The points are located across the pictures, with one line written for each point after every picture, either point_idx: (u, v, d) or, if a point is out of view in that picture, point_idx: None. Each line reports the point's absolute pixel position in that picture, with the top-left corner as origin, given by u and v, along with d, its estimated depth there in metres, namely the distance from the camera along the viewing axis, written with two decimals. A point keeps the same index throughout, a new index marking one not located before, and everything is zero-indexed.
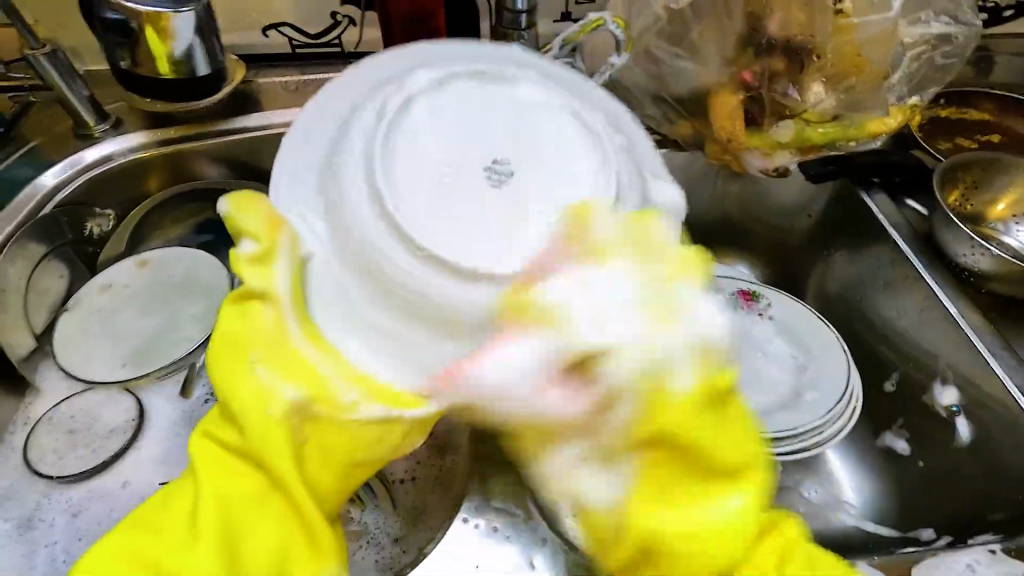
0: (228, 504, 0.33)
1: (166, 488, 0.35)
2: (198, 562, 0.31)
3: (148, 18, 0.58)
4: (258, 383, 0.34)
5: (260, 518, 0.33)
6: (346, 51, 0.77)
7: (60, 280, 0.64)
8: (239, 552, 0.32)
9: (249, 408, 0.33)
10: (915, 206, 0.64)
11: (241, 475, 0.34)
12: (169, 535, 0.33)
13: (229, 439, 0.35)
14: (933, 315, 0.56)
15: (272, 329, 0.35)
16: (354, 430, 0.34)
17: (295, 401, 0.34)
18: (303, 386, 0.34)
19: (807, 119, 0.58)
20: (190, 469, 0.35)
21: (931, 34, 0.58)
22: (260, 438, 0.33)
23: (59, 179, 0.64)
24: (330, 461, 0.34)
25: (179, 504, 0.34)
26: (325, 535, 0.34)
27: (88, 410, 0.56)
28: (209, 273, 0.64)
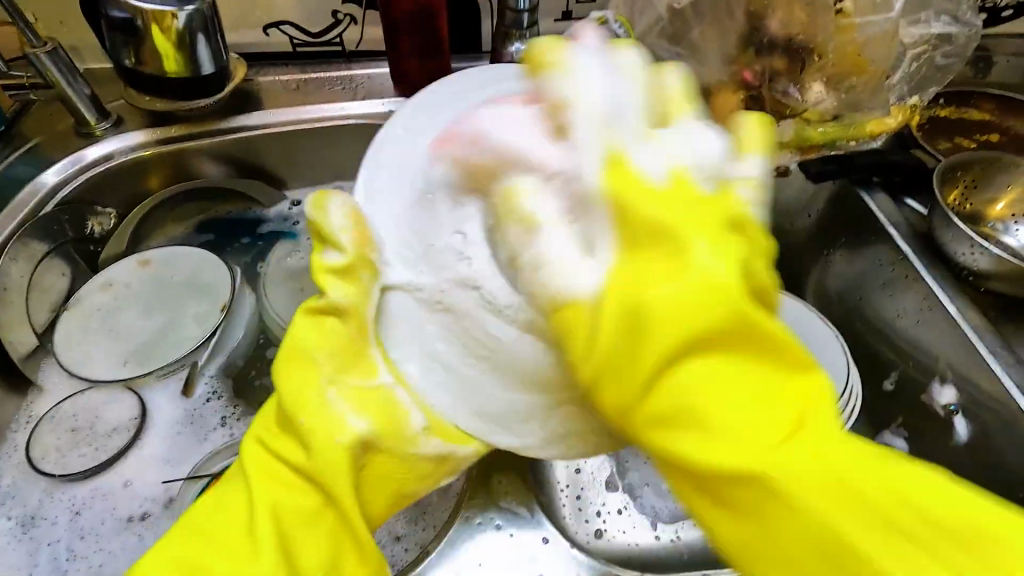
0: (283, 516, 0.33)
1: (210, 494, 0.35)
2: (256, 572, 0.31)
3: (153, 17, 0.57)
4: (331, 408, 0.34)
5: (314, 532, 0.33)
6: (348, 51, 0.78)
7: (62, 278, 0.64)
8: (293, 564, 0.32)
9: (316, 434, 0.33)
10: (916, 206, 0.64)
11: (290, 488, 0.34)
12: (225, 546, 0.32)
13: (287, 455, 0.34)
14: (932, 315, 0.56)
15: (345, 341, 0.35)
16: (413, 461, 0.36)
17: (363, 431, 0.34)
18: (372, 419, 0.34)
19: (808, 118, 0.59)
20: (236, 476, 0.35)
21: (932, 34, 0.58)
22: (328, 465, 0.33)
23: (60, 177, 0.64)
24: (384, 488, 0.36)
25: (234, 511, 0.34)
26: (376, 557, 0.35)
27: (90, 409, 0.56)
28: (211, 272, 0.64)
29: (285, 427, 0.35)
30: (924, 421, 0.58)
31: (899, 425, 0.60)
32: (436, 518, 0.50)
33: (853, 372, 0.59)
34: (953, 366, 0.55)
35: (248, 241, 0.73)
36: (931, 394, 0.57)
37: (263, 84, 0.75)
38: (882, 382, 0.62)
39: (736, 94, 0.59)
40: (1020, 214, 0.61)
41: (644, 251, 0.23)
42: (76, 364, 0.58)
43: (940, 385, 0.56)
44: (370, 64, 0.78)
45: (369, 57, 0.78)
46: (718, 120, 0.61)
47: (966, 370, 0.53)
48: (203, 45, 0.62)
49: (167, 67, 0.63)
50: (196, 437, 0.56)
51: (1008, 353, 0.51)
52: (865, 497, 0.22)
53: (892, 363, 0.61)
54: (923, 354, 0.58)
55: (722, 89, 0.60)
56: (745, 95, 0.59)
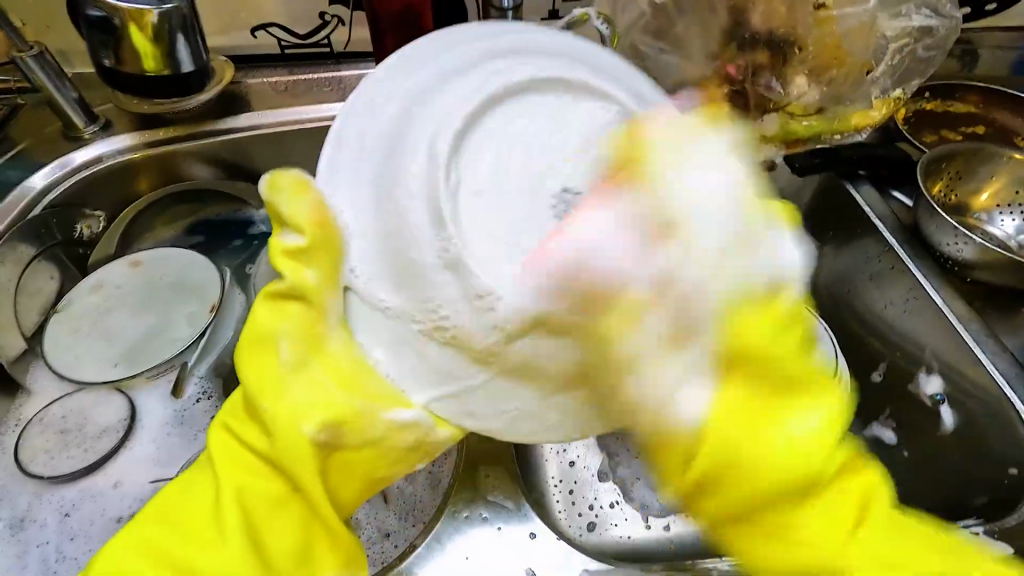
0: (249, 505, 0.33)
1: (181, 478, 0.36)
2: (226, 558, 0.32)
3: (131, 15, 0.57)
4: (292, 402, 0.33)
5: (281, 517, 0.33)
6: (336, 52, 0.78)
7: (51, 282, 0.64)
8: (263, 546, 0.33)
9: (279, 426, 0.33)
10: (901, 198, 0.65)
11: (263, 475, 0.34)
12: (193, 530, 0.33)
13: (252, 440, 0.35)
14: (918, 305, 0.57)
15: (301, 324, 0.34)
16: (381, 450, 0.35)
17: (319, 429, 0.33)
18: (324, 412, 0.33)
19: (791, 112, 0.60)
20: (207, 461, 0.36)
21: (913, 26, 0.59)
22: (289, 453, 0.32)
23: (49, 180, 0.64)
24: (353, 475, 0.35)
25: (201, 494, 0.34)
26: (345, 538, 0.35)
27: (79, 411, 0.56)
28: (200, 273, 0.64)
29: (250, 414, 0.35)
30: (912, 412, 0.58)
31: (888, 415, 0.60)
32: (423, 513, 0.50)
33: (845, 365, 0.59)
34: (939, 355, 0.55)
35: (239, 244, 0.73)
36: (917, 384, 0.57)
37: (252, 85, 0.75)
38: (871, 373, 0.61)
39: (719, 88, 0.59)
40: (1005, 204, 0.62)
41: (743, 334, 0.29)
42: (65, 366, 0.58)
43: (926, 375, 0.56)
44: (358, 64, 0.78)
45: (357, 58, 0.79)
46: None
47: (954, 358, 0.54)
48: (183, 43, 0.62)
49: (146, 65, 0.62)
50: (187, 437, 0.56)
51: (993, 342, 0.52)
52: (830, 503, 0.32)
53: (880, 354, 0.61)
54: (910, 344, 0.58)
55: (705, 83, 0.59)
56: (729, 89, 0.59)
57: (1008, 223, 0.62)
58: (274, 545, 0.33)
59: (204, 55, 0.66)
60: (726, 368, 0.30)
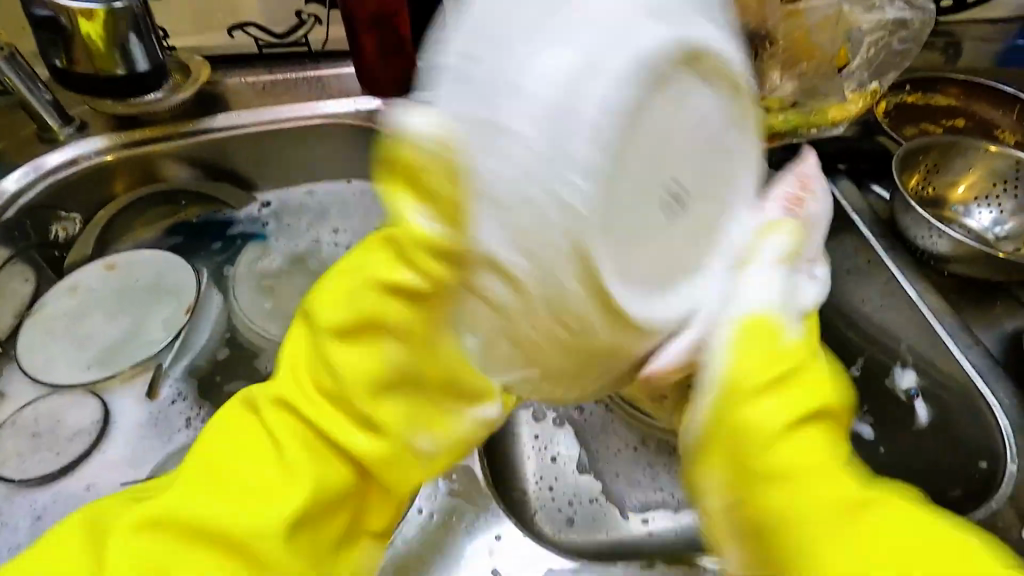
0: (307, 441, 0.40)
1: (222, 426, 0.41)
2: (286, 500, 0.37)
3: (80, 13, 0.58)
4: (345, 358, 0.40)
5: (333, 453, 0.41)
6: (313, 51, 0.78)
7: (26, 284, 0.64)
8: (317, 485, 0.39)
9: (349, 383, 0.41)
10: (880, 191, 0.65)
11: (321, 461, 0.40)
12: (251, 481, 0.38)
13: (310, 398, 0.41)
14: (894, 301, 0.57)
15: (379, 349, 0.40)
16: (439, 376, 0.40)
17: (397, 366, 0.40)
18: (398, 356, 0.40)
19: (767, 106, 0.59)
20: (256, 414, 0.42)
21: (887, 19, 0.59)
22: (350, 389, 0.40)
23: (23, 183, 0.64)
24: (404, 408, 0.41)
25: (255, 446, 0.40)
26: (405, 479, 0.42)
27: (53, 413, 0.56)
28: (177, 277, 0.64)
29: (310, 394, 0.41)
30: (892, 407, 0.57)
31: (867, 412, 0.58)
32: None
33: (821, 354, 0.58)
34: (914, 349, 0.55)
35: (219, 246, 0.72)
36: (893, 378, 0.57)
37: (230, 85, 0.75)
38: (849, 369, 0.60)
39: None
40: (983, 196, 0.61)
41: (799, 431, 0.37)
42: (40, 368, 0.58)
43: (901, 369, 0.57)
44: (337, 64, 0.78)
45: (336, 57, 0.78)
46: None
47: (929, 353, 0.54)
48: (131, 39, 0.61)
49: (99, 65, 0.62)
50: (162, 438, 0.56)
51: (967, 336, 0.52)
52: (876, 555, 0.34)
53: (859, 348, 0.59)
54: (887, 338, 0.58)
55: None
56: None
57: (985, 215, 0.61)
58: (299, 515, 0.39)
59: (160, 53, 0.65)
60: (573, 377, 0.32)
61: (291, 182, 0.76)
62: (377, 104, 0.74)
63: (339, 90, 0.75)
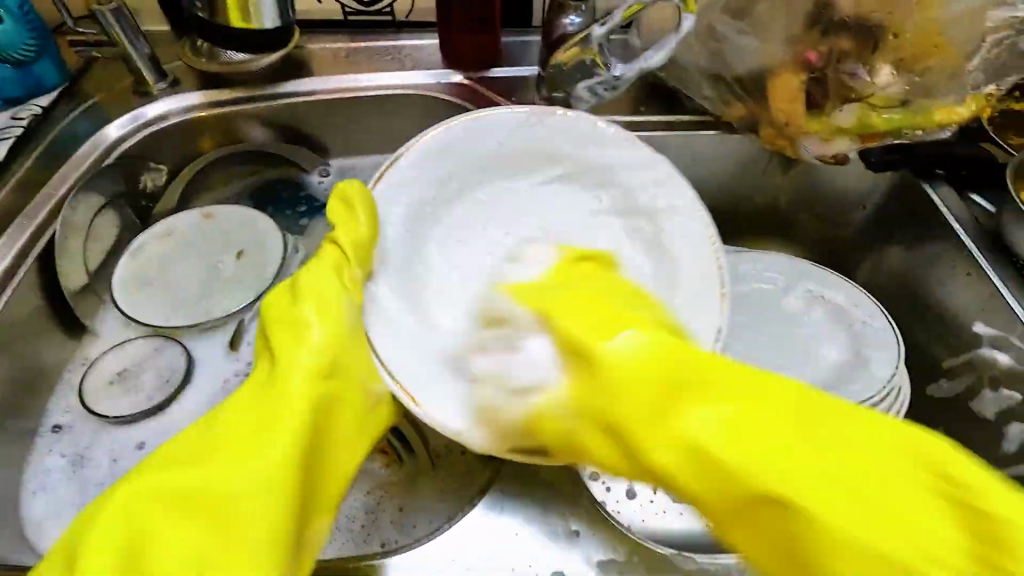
0: (324, 417, 0.41)
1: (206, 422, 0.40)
2: (277, 444, 0.38)
3: None
4: (230, 410, 0.40)
5: (248, 433, 0.39)
6: (398, 20, 0.76)
7: (112, 229, 0.64)
8: (325, 453, 0.41)
9: (180, 465, 0.37)
10: (983, 203, 0.62)
11: (270, 452, 0.37)
12: (238, 439, 0.38)
13: (259, 376, 0.43)
14: (995, 312, 0.57)
15: (272, 464, 0.37)
16: (243, 411, 0.40)
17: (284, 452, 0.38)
18: (331, 335, 0.43)
19: (873, 104, 0.58)
20: (275, 434, 0.38)
21: (1018, 17, 0.55)
22: (250, 395, 0.41)
23: (123, 132, 0.66)
24: (243, 418, 0.40)
25: (227, 423, 0.39)
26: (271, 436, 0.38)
27: (136, 361, 0.57)
28: (238, 229, 0.66)
29: (191, 451, 0.38)
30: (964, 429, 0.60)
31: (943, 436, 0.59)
32: (441, 510, 0.51)
33: (811, 335, 0.63)
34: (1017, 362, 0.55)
35: (304, 209, 0.72)
36: None
37: (313, 49, 0.74)
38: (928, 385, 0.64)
39: (798, 75, 0.58)
40: None
41: (252, 427, 0.39)
42: None
43: None
44: (419, 34, 0.77)
45: (419, 27, 0.77)
46: (775, 100, 0.59)
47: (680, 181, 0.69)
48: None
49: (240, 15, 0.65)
50: None
51: None
52: (242, 423, 0.39)
53: None
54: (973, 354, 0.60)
55: (783, 69, 0.59)
56: (808, 76, 0.58)
57: None
58: (314, 504, 0.39)
59: (289, 13, 0.68)
60: (269, 426, 0.39)
61: (365, 153, 0.76)
62: (459, 78, 0.73)
63: (420, 61, 0.74)
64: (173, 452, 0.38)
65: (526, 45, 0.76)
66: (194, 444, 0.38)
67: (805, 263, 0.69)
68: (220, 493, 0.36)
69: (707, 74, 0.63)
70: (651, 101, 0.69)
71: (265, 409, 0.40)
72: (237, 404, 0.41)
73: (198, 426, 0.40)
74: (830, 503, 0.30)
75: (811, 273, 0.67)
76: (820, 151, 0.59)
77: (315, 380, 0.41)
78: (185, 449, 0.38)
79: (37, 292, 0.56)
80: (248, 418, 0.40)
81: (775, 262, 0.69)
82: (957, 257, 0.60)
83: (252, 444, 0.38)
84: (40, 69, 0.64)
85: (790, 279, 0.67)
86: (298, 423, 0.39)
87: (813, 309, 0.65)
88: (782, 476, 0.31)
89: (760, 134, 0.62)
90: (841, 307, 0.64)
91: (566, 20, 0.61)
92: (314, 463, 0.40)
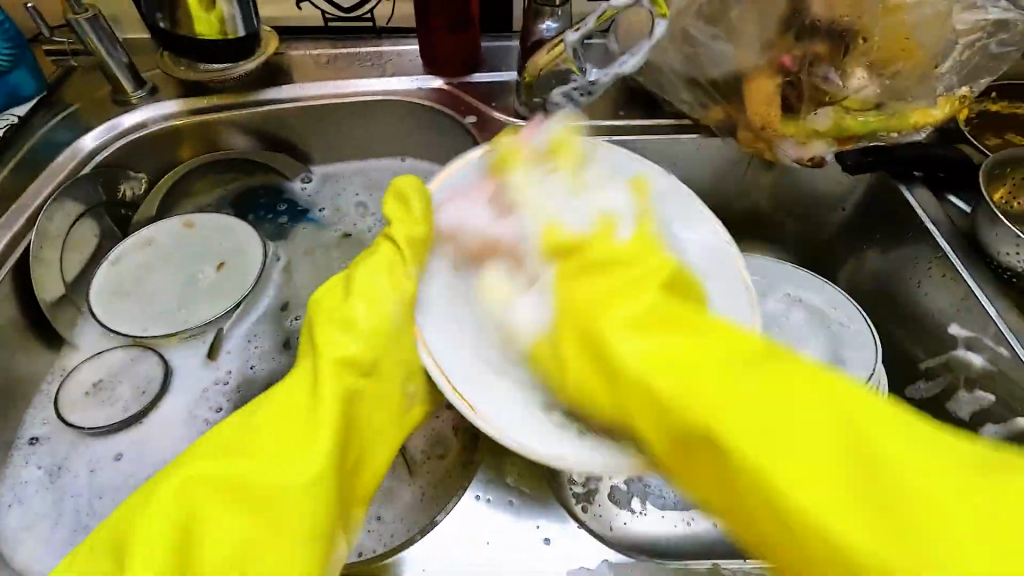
0: (354, 416, 0.39)
1: (240, 422, 0.38)
2: (317, 449, 0.36)
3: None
4: (264, 410, 0.38)
5: (286, 434, 0.37)
6: (379, 26, 0.76)
7: (92, 239, 0.64)
8: (358, 449, 0.39)
9: (218, 462, 0.35)
10: (958, 203, 0.63)
11: (301, 455, 0.35)
12: (286, 437, 0.36)
13: (296, 376, 0.40)
14: (970, 313, 0.57)
15: (311, 474, 0.35)
16: (276, 407, 0.38)
17: (326, 458, 0.35)
18: (363, 334, 0.41)
19: (847, 106, 0.58)
20: (313, 431, 0.36)
21: (987, 21, 0.55)
22: (285, 395, 0.39)
23: (99, 141, 0.66)
24: (284, 419, 0.37)
25: (263, 424, 0.37)
26: (316, 433, 0.36)
27: (113, 371, 0.57)
28: (215, 238, 0.65)
29: (228, 452, 0.35)
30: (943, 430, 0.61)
31: None
32: (417, 517, 0.51)
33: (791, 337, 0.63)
34: (993, 362, 0.55)
35: (284, 209, 0.73)
36: None
37: (294, 55, 0.74)
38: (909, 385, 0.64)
39: (773, 78, 0.59)
40: None
41: (290, 426, 0.37)
42: None
43: None
44: (400, 40, 0.77)
45: (400, 33, 0.77)
46: (751, 104, 0.59)
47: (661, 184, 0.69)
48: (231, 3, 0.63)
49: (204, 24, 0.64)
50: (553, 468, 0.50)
51: None
52: (278, 425, 0.37)
53: None
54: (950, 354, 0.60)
55: (758, 73, 0.59)
56: (783, 79, 0.58)
57: None
58: (348, 499, 0.38)
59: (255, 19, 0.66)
60: (314, 428, 0.36)
61: (347, 159, 0.76)
62: (439, 84, 0.73)
63: (401, 67, 0.74)
64: (210, 453, 0.36)
65: (507, 50, 0.76)
66: (229, 452, 0.35)
67: (784, 264, 0.69)
68: (258, 495, 0.34)
69: (684, 78, 0.63)
70: (630, 105, 0.69)
71: (295, 412, 0.37)
72: (274, 404, 0.38)
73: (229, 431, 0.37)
74: (911, 523, 0.24)
75: (791, 274, 0.67)
76: (797, 155, 0.60)
77: (343, 381, 0.39)
78: (222, 451, 0.36)
79: (13, 303, 0.56)
80: (286, 419, 0.37)
81: (756, 263, 0.69)
82: (932, 257, 0.60)
83: (293, 445, 0.36)
84: (16, 79, 0.64)
85: (770, 279, 0.67)
86: (332, 424, 0.37)
87: (794, 310, 0.65)
88: (814, 488, 0.25)
89: (740, 138, 0.62)
90: (821, 309, 0.64)
91: (543, 25, 0.62)
92: (348, 458, 0.38)
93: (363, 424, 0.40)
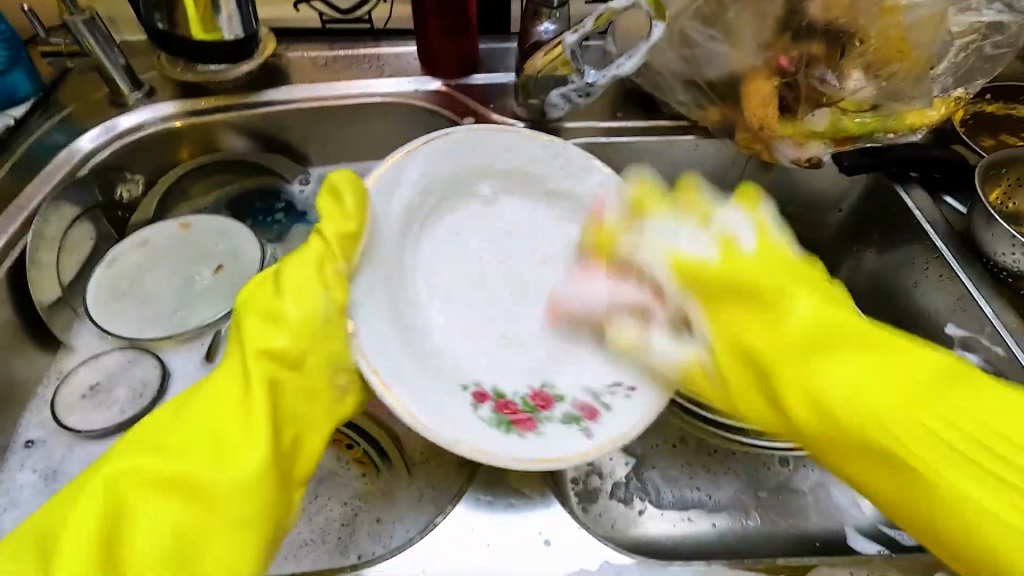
0: (284, 406, 0.40)
1: (178, 411, 0.39)
2: (247, 447, 0.37)
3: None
4: (199, 395, 0.40)
5: (221, 424, 0.38)
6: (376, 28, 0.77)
7: (87, 240, 0.63)
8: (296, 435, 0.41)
9: (158, 454, 0.36)
10: (954, 203, 0.64)
11: (246, 445, 0.37)
12: (222, 429, 0.38)
13: (228, 363, 0.41)
14: (967, 313, 0.57)
15: (241, 471, 0.36)
16: (208, 397, 0.39)
17: (259, 458, 0.37)
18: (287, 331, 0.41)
19: (844, 108, 0.58)
20: (242, 421, 0.38)
21: (983, 22, 0.56)
22: (217, 385, 0.40)
23: (95, 143, 0.65)
24: (211, 409, 0.39)
25: (194, 415, 0.38)
26: (249, 426, 0.38)
27: (110, 373, 0.57)
28: (210, 239, 0.65)
29: (161, 442, 0.37)
30: None
31: None
32: (417, 517, 0.51)
33: None
34: (990, 362, 0.55)
35: (281, 209, 0.73)
36: None
37: (291, 57, 0.74)
38: None
39: (770, 80, 0.59)
40: None
41: (224, 416, 0.38)
42: None
43: None
44: (398, 41, 0.77)
45: (398, 34, 0.77)
46: (748, 105, 0.60)
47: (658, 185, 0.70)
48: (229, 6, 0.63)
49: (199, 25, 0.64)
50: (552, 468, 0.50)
51: None
52: (212, 416, 0.38)
53: None
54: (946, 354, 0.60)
55: (755, 74, 0.59)
56: (780, 81, 0.59)
57: None
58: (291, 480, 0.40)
59: (252, 22, 0.67)
60: (245, 419, 0.38)
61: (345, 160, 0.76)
62: (438, 85, 0.73)
63: (399, 68, 0.74)
64: (147, 440, 0.38)
65: (505, 51, 0.76)
66: (158, 442, 0.37)
67: None
68: (195, 486, 0.36)
69: (681, 79, 0.64)
70: (628, 106, 0.69)
71: (227, 404, 0.39)
72: (204, 394, 0.39)
73: (167, 417, 0.39)
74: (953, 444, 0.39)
75: None
76: (795, 155, 0.60)
77: (270, 373, 0.40)
78: (154, 441, 0.37)
79: (10, 307, 0.56)
80: (214, 409, 0.39)
81: None
82: (929, 257, 0.61)
83: (222, 438, 0.37)
84: (12, 80, 0.64)
85: None
86: (260, 417, 0.38)
87: None
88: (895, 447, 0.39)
89: (737, 138, 0.63)
90: None
91: (541, 27, 0.62)
92: (287, 444, 0.40)
93: (295, 410, 0.41)
